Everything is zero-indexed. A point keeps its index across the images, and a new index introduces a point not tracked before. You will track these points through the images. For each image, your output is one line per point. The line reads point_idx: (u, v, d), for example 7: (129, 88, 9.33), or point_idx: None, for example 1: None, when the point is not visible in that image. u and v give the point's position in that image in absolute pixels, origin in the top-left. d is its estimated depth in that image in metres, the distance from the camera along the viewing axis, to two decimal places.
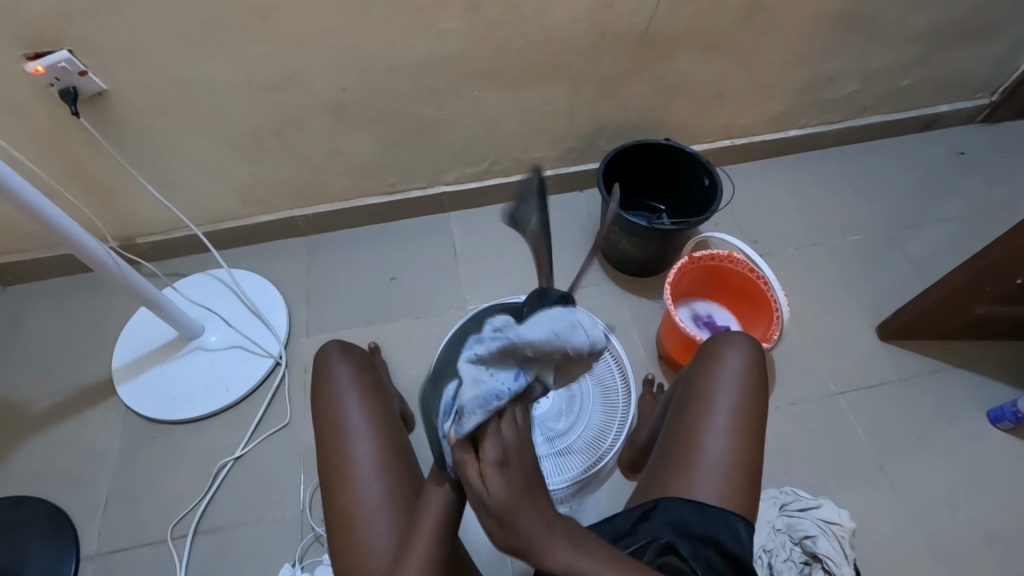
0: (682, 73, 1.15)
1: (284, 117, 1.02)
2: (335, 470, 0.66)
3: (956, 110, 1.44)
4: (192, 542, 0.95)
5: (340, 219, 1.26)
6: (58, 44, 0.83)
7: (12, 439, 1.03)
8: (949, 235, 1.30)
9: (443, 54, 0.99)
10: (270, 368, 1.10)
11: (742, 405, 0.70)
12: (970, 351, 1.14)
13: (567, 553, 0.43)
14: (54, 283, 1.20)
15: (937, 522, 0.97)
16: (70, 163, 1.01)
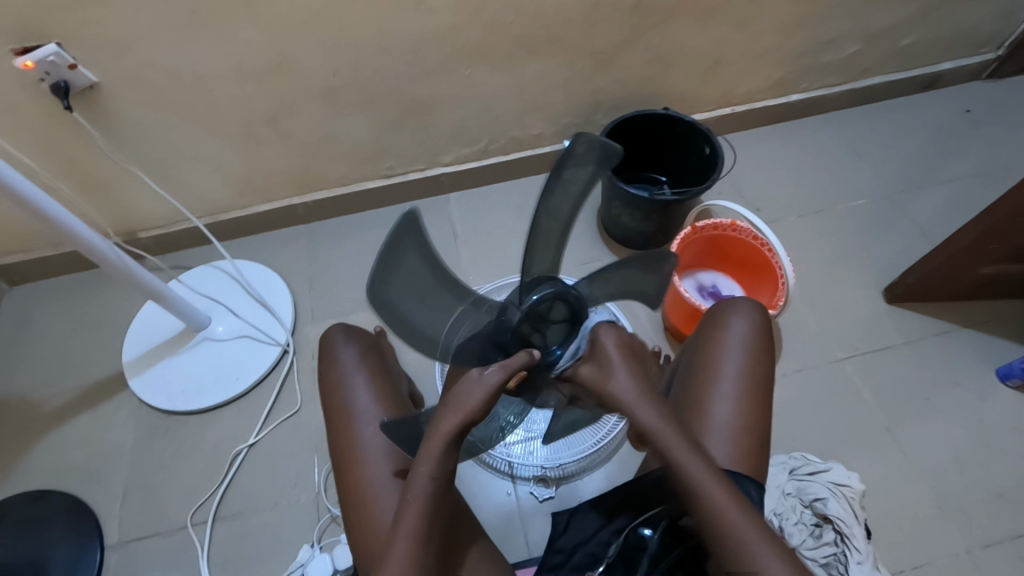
0: (680, 41, 1.13)
1: (277, 104, 1.02)
2: (348, 461, 0.67)
3: (962, 67, 1.40)
4: (212, 528, 0.97)
5: (340, 205, 1.25)
6: (45, 38, 0.83)
7: (31, 435, 1.05)
8: (955, 195, 1.28)
9: (434, 31, 0.97)
10: (278, 356, 1.11)
11: (750, 369, 0.70)
12: (978, 312, 1.14)
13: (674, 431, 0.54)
14: (60, 281, 1.21)
15: (946, 480, 0.98)
16: (67, 160, 1.01)
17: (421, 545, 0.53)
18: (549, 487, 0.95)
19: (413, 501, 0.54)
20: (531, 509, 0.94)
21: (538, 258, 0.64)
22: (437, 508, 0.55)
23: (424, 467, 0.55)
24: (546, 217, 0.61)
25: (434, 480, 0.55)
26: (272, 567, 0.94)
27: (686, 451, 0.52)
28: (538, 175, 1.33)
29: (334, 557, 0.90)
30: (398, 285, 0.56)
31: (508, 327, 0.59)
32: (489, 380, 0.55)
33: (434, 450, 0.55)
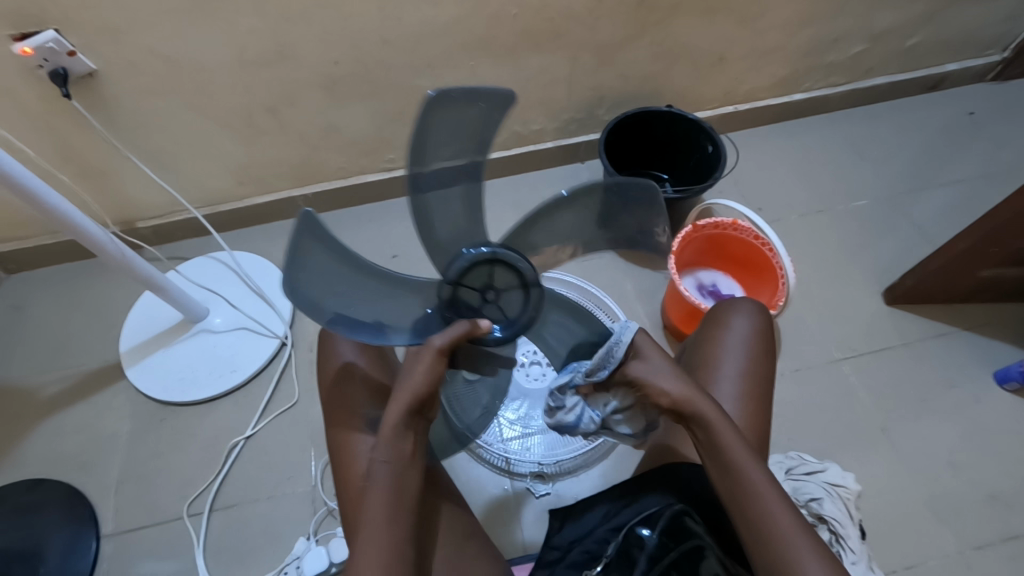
0: (684, 37, 1.12)
1: (278, 95, 1.01)
2: (335, 436, 0.68)
3: (966, 68, 1.40)
4: (208, 519, 0.97)
5: (339, 198, 1.24)
6: (43, 24, 0.82)
7: (28, 423, 1.04)
8: (956, 197, 1.28)
9: (437, 24, 0.96)
10: (276, 348, 1.10)
11: (750, 370, 0.70)
12: (977, 314, 1.14)
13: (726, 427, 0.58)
14: (57, 269, 1.20)
15: (942, 482, 0.98)
16: (65, 148, 1.00)
17: (394, 518, 0.56)
18: (546, 483, 0.96)
19: (379, 484, 0.57)
20: (527, 505, 0.94)
21: (449, 225, 0.59)
22: (406, 485, 0.58)
23: (381, 454, 0.57)
24: (434, 177, 0.57)
25: (393, 463, 0.57)
26: (268, 558, 0.94)
27: (745, 454, 0.56)
28: (540, 171, 1.32)
29: (330, 550, 0.91)
30: (310, 276, 0.50)
31: (451, 297, 0.58)
32: (429, 359, 0.56)
33: (388, 436, 0.58)
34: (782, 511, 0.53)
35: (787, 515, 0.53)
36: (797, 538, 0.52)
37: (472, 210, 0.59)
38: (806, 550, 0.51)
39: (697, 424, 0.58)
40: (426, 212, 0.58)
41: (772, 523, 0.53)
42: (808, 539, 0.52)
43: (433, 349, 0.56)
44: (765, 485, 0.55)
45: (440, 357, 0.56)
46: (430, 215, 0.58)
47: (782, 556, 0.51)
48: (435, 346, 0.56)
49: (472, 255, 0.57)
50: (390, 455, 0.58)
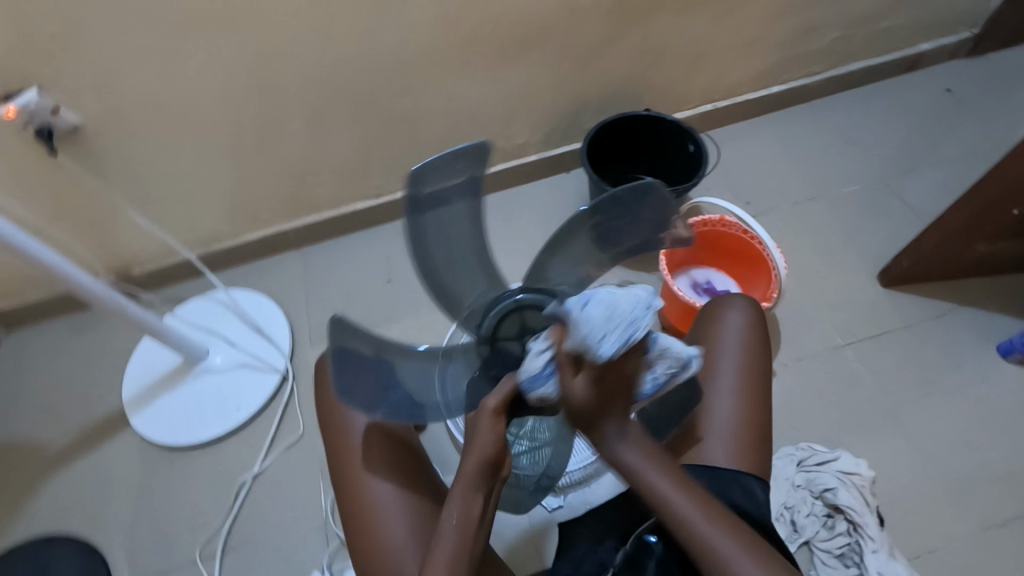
0: (657, 41, 1.14)
1: (262, 132, 1.02)
2: (358, 520, 0.66)
3: (939, 47, 1.41)
4: (221, 561, 0.96)
5: (331, 227, 1.25)
6: (27, 82, 0.83)
7: (36, 477, 1.04)
8: (942, 174, 1.29)
9: (413, 49, 0.98)
10: (278, 383, 1.10)
11: (746, 365, 0.70)
12: (976, 289, 1.13)
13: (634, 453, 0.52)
14: (57, 322, 1.21)
15: (957, 461, 0.97)
16: (56, 201, 1.01)
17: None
18: (557, 496, 0.95)
19: (444, 547, 0.53)
20: (540, 519, 0.94)
21: (467, 287, 0.67)
22: (471, 545, 0.54)
23: (450, 513, 0.54)
24: (433, 233, 0.66)
25: (459, 525, 0.54)
26: None
27: (672, 489, 0.51)
28: (527, 184, 1.32)
29: None
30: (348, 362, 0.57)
31: (492, 352, 0.58)
32: (487, 424, 0.52)
33: (461, 494, 0.54)
34: (721, 538, 0.50)
35: (723, 538, 0.50)
36: (739, 560, 0.49)
37: (483, 261, 0.68)
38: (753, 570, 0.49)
39: (615, 464, 0.52)
40: (434, 273, 0.66)
41: (710, 553, 0.50)
42: (752, 556, 0.49)
43: (487, 410, 0.52)
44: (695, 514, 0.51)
45: (499, 418, 0.52)
46: (440, 271, 0.66)
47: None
48: (490, 408, 0.52)
49: (504, 303, 0.59)
50: (453, 511, 0.54)
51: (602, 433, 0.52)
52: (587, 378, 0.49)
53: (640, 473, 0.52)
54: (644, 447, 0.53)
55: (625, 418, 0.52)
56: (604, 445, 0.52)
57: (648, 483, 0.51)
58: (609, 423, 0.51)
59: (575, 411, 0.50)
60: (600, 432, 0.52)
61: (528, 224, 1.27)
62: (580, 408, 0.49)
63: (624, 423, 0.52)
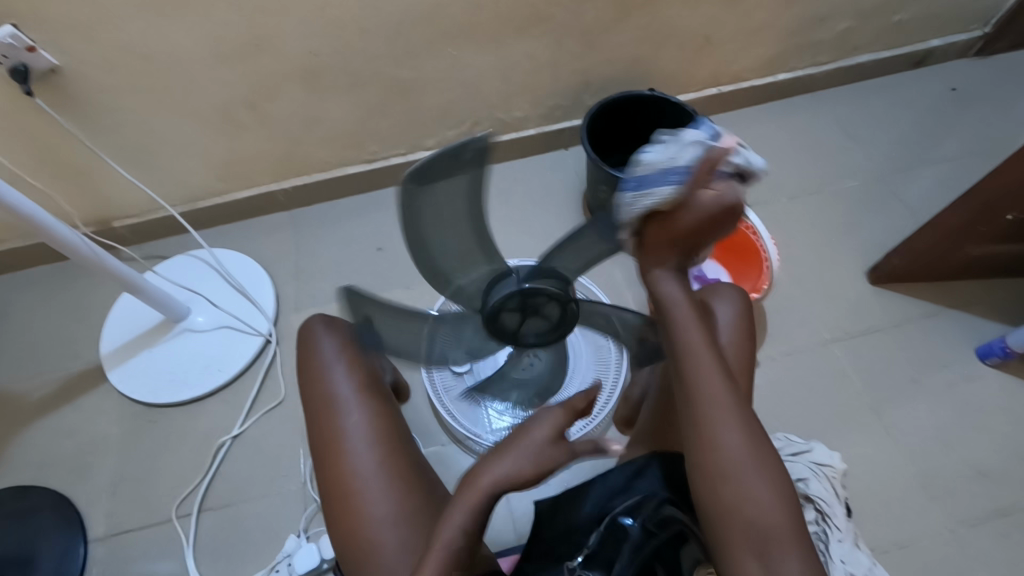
0: (667, 19, 1.10)
1: (254, 88, 0.98)
2: (344, 529, 0.63)
3: (950, 44, 1.39)
4: (198, 520, 0.96)
5: (322, 192, 1.22)
6: (2, 19, 0.79)
7: (11, 429, 1.03)
8: (941, 175, 1.28)
9: (415, 11, 0.94)
10: (261, 347, 1.09)
11: (732, 357, 0.69)
12: (962, 293, 1.14)
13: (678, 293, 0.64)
14: (35, 272, 1.17)
15: (928, 459, 1.00)
16: (33, 147, 0.97)
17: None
18: None
19: (435, 551, 0.48)
20: (517, 495, 0.95)
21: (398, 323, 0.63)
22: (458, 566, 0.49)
23: (456, 515, 0.49)
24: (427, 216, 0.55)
25: (466, 532, 0.49)
26: (261, 557, 0.94)
27: (704, 358, 0.60)
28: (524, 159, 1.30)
29: (321, 547, 0.91)
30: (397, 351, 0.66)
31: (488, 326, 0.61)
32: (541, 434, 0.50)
33: (476, 500, 0.49)
34: (714, 392, 0.59)
35: (721, 392, 0.59)
36: (729, 418, 0.58)
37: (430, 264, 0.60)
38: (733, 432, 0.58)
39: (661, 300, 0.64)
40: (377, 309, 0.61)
41: (705, 404, 0.59)
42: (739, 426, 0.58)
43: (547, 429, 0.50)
44: (709, 367, 0.60)
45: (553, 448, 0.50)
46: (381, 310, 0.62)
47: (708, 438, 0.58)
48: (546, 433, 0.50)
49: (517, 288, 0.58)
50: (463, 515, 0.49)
51: (658, 265, 0.63)
52: (715, 207, 0.56)
53: (672, 311, 0.63)
54: (684, 292, 0.64)
55: (683, 263, 0.64)
56: (655, 271, 0.64)
57: (679, 331, 0.62)
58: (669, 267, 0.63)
59: (668, 232, 0.59)
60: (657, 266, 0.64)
61: (523, 199, 1.26)
62: (675, 227, 0.58)
63: (678, 267, 0.64)
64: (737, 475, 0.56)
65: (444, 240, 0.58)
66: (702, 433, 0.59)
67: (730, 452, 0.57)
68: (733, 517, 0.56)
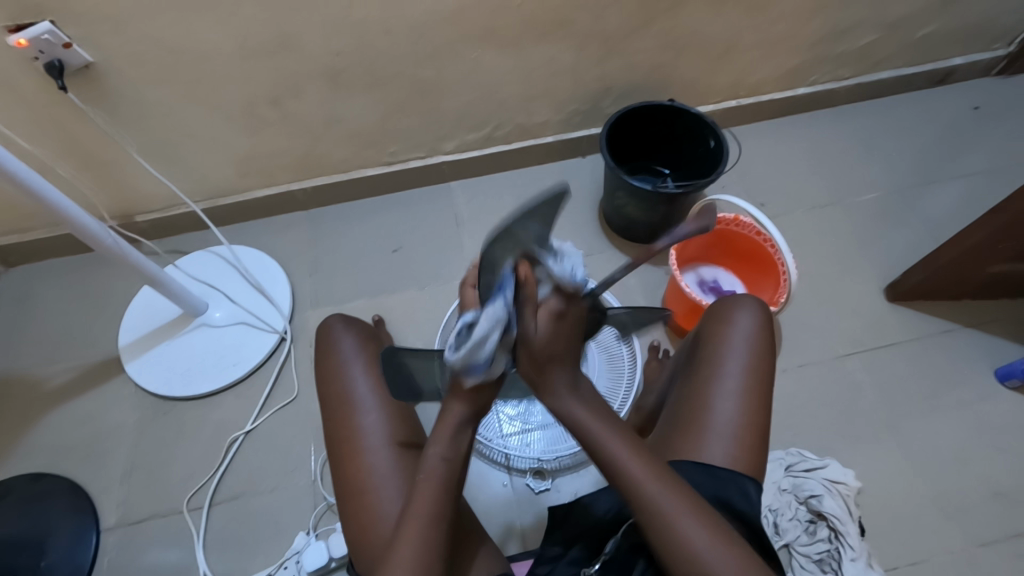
0: (688, 29, 1.11)
1: (279, 86, 1.00)
2: (357, 524, 0.62)
3: (972, 62, 1.38)
4: (209, 513, 0.97)
5: (341, 191, 1.24)
6: (40, 14, 0.81)
7: (29, 416, 1.04)
8: (961, 192, 1.27)
9: (440, 15, 0.95)
10: (276, 343, 1.10)
11: (752, 367, 0.69)
12: (981, 311, 1.13)
13: (570, 398, 0.56)
14: (58, 262, 1.20)
15: (944, 478, 0.98)
16: (64, 139, 0.99)
17: (433, 542, 0.53)
18: (545, 479, 0.96)
19: (423, 485, 0.55)
20: (527, 501, 0.94)
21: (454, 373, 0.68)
22: (446, 502, 0.55)
23: (438, 449, 0.56)
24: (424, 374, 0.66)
25: (447, 462, 0.56)
26: (268, 553, 0.94)
27: (632, 456, 0.53)
28: (541, 165, 1.31)
29: (330, 545, 0.91)
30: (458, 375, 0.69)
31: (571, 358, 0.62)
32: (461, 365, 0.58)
33: (450, 429, 0.56)
34: (655, 493, 0.51)
35: (671, 494, 0.51)
36: (681, 513, 0.51)
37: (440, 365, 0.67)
38: (698, 527, 0.50)
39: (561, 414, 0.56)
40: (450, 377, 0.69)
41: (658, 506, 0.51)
42: (704, 521, 0.51)
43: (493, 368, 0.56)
44: (638, 461, 0.53)
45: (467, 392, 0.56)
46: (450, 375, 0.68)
47: (683, 555, 0.50)
48: None
49: None
50: (441, 448, 0.56)
51: (551, 387, 0.56)
52: (548, 327, 0.54)
53: (585, 426, 0.55)
54: (585, 400, 0.57)
55: (572, 371, 0.57)
56: (550, 395, 0.56)
57: (600, 439, 0.54)
58: (562, 377, 0.56)
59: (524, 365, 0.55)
60: (551, 384, 0.56)
61: None
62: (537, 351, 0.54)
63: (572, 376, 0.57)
64: (711, 569, 0.49)
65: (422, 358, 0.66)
66: (663, 541, 0.51)
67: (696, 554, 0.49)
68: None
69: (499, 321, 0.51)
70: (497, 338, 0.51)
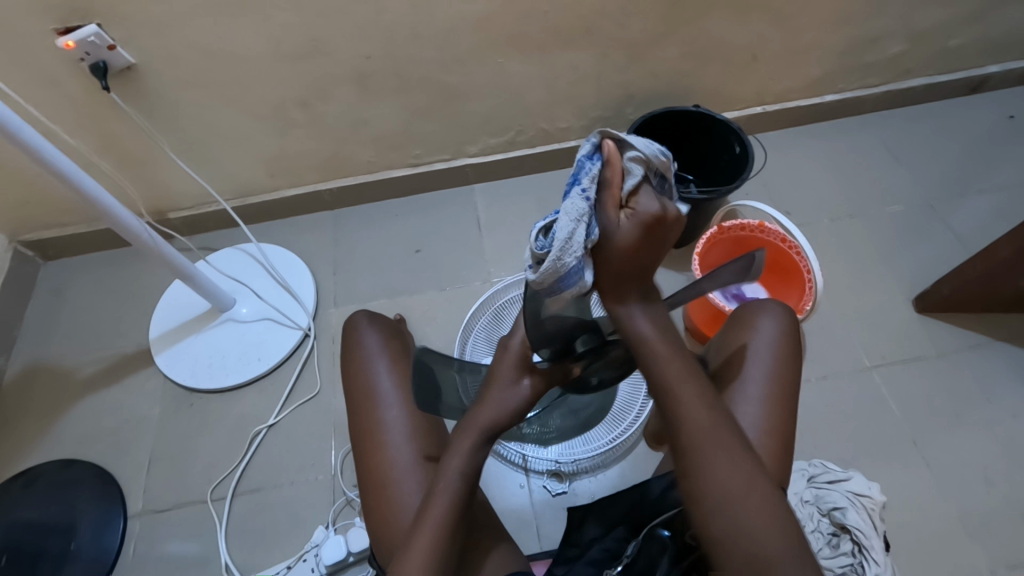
0: (714, 36, 1.10)
1: (309, 89, 1.02)
2: (376, 518, 0.63)
3: (1007, 71, 1.35)
4: (230, 503, 0.99)
5: (366, 192, 1.26)
6: (87, 17, 0.84)
7: (63, 403, 1.08)
8: (994, 203, 1.24)
9: (467, 20, 0.97)
10: (300, 340, 1.12)
11: (776, 372, 0.68)
12: (1014, 325, 1.10)
13: (640, 318, 0.56)
14: (94, 256, 1.24)
15: (973, 496, 0.95)
16: (104, 137, 1.03)
17: (444, 548, 0.54)
18: (562, 482, 0.96)
19: (440, 493, 0.56)
20: (544, 503, 0.94)
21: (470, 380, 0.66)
22: (461, 512, 0.56)
23: (454, 461, 0.57)
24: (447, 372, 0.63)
25: (464, 475, 0.57)
26: (287, 545, 0.95)
27: (682, 378, 0.55)
28: (564, 169, 1.32)
29: (348, 540, 0.92)
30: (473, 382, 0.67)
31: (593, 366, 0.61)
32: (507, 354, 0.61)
33: (467, 443, 0.57)
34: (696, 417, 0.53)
35: (713, 428, 0.53)
36: (716, 444, 0.52)
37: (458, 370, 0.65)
38: (730, 465, 0.51)
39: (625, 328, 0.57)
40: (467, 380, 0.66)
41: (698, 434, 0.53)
42: (739, 460, 0.52)
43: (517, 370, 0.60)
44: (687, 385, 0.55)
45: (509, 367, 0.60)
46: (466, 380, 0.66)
47: (709, 484, 0.51)
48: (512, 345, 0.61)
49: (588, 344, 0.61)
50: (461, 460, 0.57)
51: (623, 301, 0.56)
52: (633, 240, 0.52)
53: (649, 346, 0.56)
54: (658, 324, 0.57)
55: (649, 292, 0.57)
56: (620, 306, 0.56)
57: (657, 357, 0.55)
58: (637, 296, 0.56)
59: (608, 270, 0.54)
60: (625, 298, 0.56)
61: (561, 208, 1.27)
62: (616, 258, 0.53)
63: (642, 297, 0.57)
64: (727, 502, 0.50)
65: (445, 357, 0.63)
66: (693, 463, 0.52)
67: (718, 480, 0.51)
68: (735, 542, 0.48)
69: (583, 219, 0.49)
70: (582, 236, 0.49)
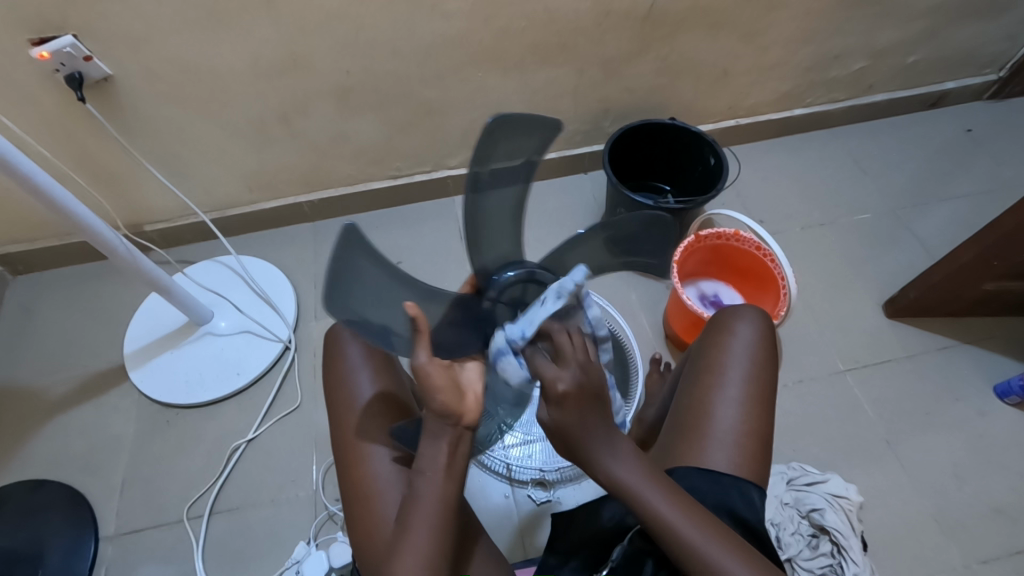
0: (688, 52, 1.14)
1: (290, 103, 1.02)
2: (362, 530, 0.63)
3: (964, 86, 1.42)
4: (208, 522, 0.96)
5: (347, 204, 1.26)
6: (62, 30, 0.84)
7: (31, 423, 1.05)
8: (955, 212, 1.29)
9: (448, 35, 0.98)
10: (280, 353, 1.11)
11: (754, 375, 0.70)
12: (976, 327, 1.14)
13: (614, 468, 0.54)
14: (64, 271, 1.21)
15: (945, 495, 0.98)
16: (78, 149, 1.01)
17: (432, 554, 0.52)
18: (547, 490, 0.96)
19: (424, 500, 0.54)
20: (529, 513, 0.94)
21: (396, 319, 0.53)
22: (446, 514, 0.54)
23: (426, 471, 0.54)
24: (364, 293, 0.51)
25: (443, 481, 0.54)
26: (267, 564, 0.93)
27: (657, 496, 0.53)
28: (544, 181, 1.34)
29: (330, 555, 0.89)
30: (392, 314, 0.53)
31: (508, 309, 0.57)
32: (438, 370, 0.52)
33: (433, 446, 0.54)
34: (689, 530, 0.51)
35: (701, 533, 0.51)
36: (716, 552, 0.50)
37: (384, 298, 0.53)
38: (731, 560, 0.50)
39: (605, 478, 0.54)
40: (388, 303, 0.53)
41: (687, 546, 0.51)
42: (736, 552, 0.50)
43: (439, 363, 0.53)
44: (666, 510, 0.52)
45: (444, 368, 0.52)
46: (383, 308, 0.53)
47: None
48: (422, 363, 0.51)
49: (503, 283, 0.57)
50: (436, 469, 0.54)
51: (596, 455, 0.54)
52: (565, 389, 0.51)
53: (628, 487, 0.53)
54: (632, 462, 0.54)
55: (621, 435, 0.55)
56: (598, 468, 0.54)
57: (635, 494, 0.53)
58: (611, 448, 0.54)
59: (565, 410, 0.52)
60: (596, 453, 0.54)
61: (542, 220, 1.28)
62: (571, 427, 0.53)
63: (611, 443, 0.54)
64: None
65: (373, 294, 0.52)
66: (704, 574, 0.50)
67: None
68: None
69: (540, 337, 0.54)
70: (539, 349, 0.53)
